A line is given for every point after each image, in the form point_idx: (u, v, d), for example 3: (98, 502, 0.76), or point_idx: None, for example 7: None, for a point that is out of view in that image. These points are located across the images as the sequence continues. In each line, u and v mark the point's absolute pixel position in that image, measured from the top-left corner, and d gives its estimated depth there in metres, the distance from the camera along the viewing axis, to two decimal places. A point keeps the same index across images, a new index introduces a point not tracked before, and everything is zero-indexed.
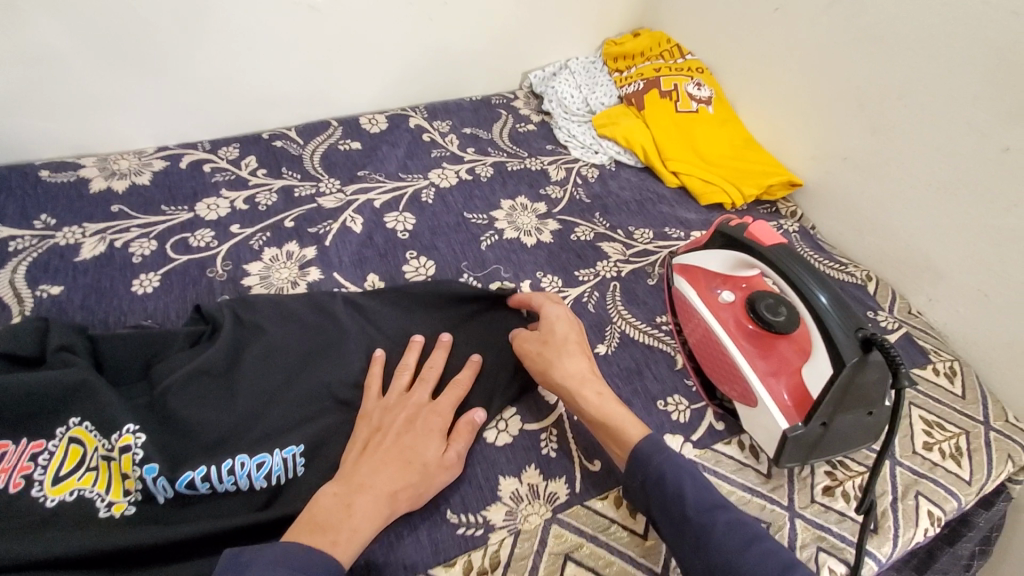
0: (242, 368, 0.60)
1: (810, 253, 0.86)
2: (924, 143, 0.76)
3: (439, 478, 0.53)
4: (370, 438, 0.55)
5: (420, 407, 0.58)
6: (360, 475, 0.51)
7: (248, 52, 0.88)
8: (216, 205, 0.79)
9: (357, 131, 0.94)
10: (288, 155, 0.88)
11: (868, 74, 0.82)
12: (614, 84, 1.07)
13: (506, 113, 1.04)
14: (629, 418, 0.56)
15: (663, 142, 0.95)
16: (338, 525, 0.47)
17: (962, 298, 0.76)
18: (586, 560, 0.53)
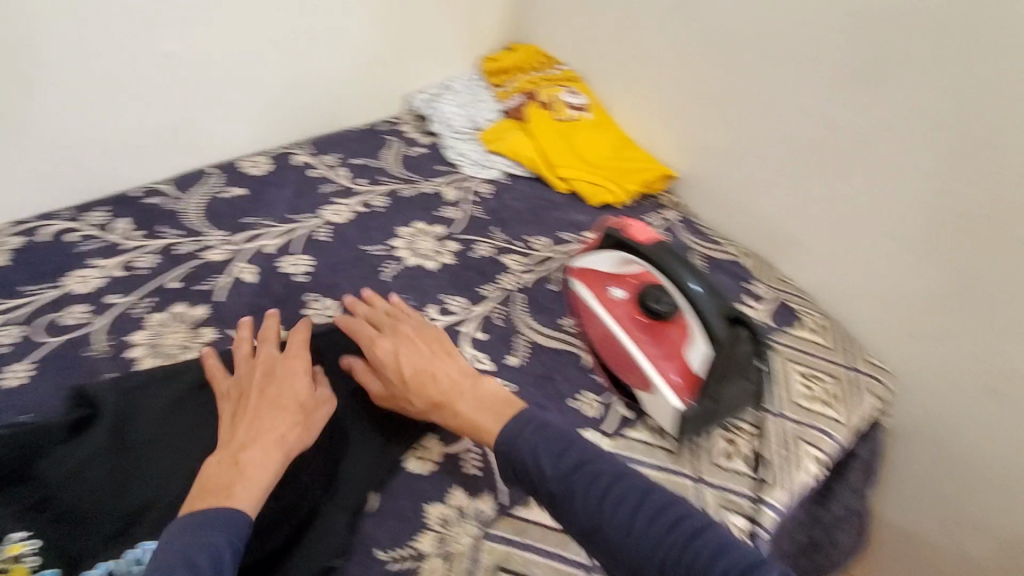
0: (138, 446, 0.56)
1: (692, 237, 0.94)
2: (768, 128, 0.87)
3: (320, 410, 0.59)
4: (235, 406, 0.56)
5: (274, 361, 0.60)
6: (241, 437, 0.53)
7: (104, 106, 0.83)
8: (88, 276, 0.74)
9: (239, 177, 0.91)
10: (166, 211, 0.84)
11: (709, 69, 0.91)
12: (496, 99, 1.10)
13: (394, 139, 1.04)
14: (489, 423, 0.55)
15: (550, 151, 0.99)
16: (231, 480, 0.49)
17: (821, 258, 0.87)
18: (515, 567, 0.58)
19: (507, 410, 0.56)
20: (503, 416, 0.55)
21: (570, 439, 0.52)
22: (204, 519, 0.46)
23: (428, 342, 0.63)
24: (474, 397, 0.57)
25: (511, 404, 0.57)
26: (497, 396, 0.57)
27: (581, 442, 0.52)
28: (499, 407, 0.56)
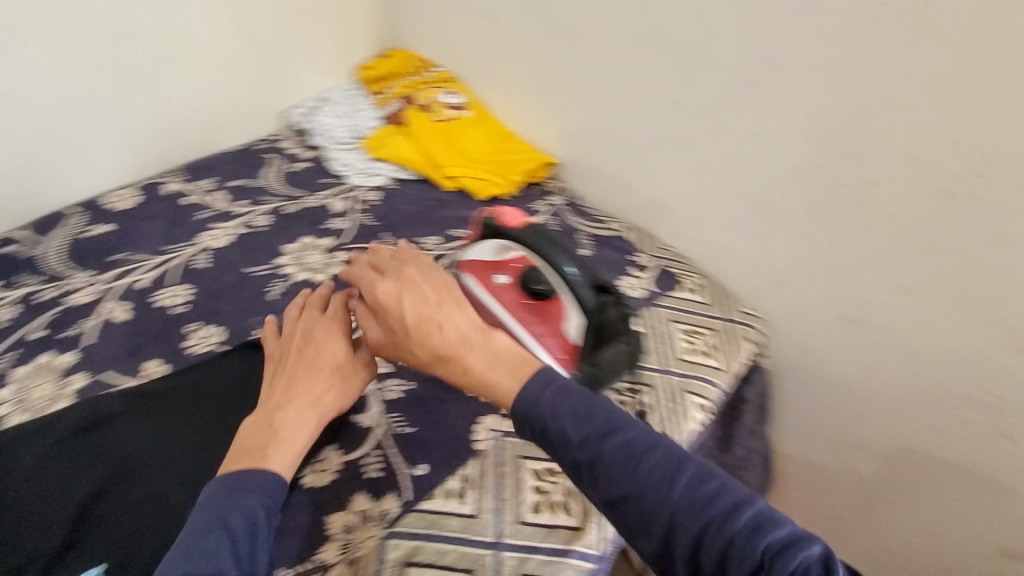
0: (166, 430, 0.77)
1: (664, 318, 1.01)
2: (722, 158, 1.01)
3: (353, 378, 0.73)
4: (278, 367, 0.73)
5: (314, 325, 0.75)
6: (278, 400, 0.69)
7: (187, 127, 1.22)
8: (143, 275, 0.97)
9: (270, 187, 1.17)
10: (145, 225, 1.05)
11: (687, 88, 1.00)
12: (376, 105, 1.33)
13: (348, 151, 1.25)
14: (502, 381, 0.59)
15: (487, 166, 1.21)
16: (265, 444, 0.65)
17: (764, 276, 1.05)
18: (424, 560, 0.67)
19: (524, 368, 0.59)
20: (517, 373, 0.58)
21: (596, 404, 0.55)
22: (243, 479, 0.61)
23: (435, 289, 0.67)
24: (486, 351, 0.61)
25: (528, 363, 0.60)
26: (510, 354, 0.61)
27: (605, 409, 0.55)
28: (514, 363, 0.60)
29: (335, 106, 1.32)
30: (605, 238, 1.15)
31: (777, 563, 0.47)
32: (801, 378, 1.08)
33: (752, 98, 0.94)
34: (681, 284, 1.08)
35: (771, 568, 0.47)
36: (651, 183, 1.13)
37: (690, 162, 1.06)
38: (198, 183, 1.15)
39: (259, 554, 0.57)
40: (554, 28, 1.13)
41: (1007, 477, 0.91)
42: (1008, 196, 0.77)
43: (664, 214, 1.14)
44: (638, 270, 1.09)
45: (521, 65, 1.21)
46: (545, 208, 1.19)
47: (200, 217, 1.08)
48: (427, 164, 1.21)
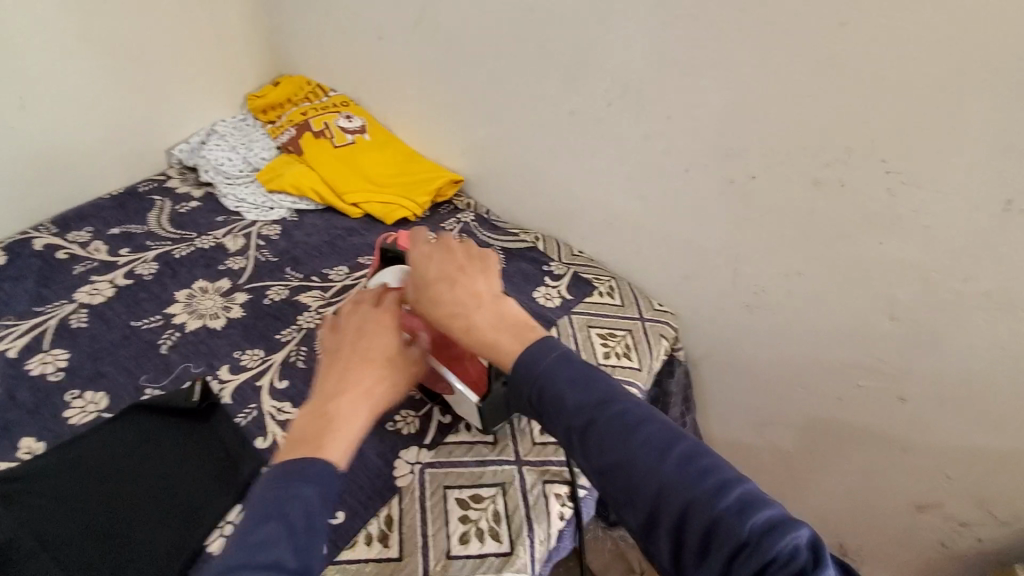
0: (51, 510, 0.69)
1: (581, 325, 1.02)
2: (618, 163, 1.04)
3: (410, 368, 0.65)
4: (333, 358, 0.62)
5: (366, 313, 0.65)
6: (333, 388, 0.59)
7: (55, 174, 1.11)
8: (10, 342, 0.87)
9: (156, 230, 1.08)
10: (10, 285, 0.95)
11: (574, 97, 1.02)
12: (270, 134, 1.27)
13: (241, 186, 1.18)
14: (504, 340, 0.61)
15: (392, 189, 1.19)
16: (321, 434, 0.55)
17: (672, 272, 1.10)
18: None
19: (527, 332, 0.61)
20: (520, 336, 0.61)
21: (595, 378, 0.57)
22: (300, 469, 0.52)
23: (466, 255, 0.67)
24: (494, 313, 0.63)
25: (532, 328, 0.62)
26: (515, 318, 0.63)
27: (605, 384, 0.56)
28: (517, 327, 0.62)
29: (224, 139, 1.25)
30: (516, 250, 1.15)
31: (763, 542, 0.45)
32: (717, 366, 1.15)
33: (638, 103, 0.96)
34: (594, 288, 1.09)
35: (758, 545, 0.45)
36: (557, 191, 1.14)
37: (590, 168, 1.07)
38: (72, 234, 1.05)
39: (315, 550, 0.49)
40: (441, 46, 1.12)
41: (903, 436, 0.97)
42: (869, 180, 0.82)
43: (574, 220, 1.16)
44: (552, 279, 1.09)
45: (415, 84, 1.20)
46: (455, 226, 1.19)
47: (76, 271, 0.98)
48: (328, 192, 1.17)
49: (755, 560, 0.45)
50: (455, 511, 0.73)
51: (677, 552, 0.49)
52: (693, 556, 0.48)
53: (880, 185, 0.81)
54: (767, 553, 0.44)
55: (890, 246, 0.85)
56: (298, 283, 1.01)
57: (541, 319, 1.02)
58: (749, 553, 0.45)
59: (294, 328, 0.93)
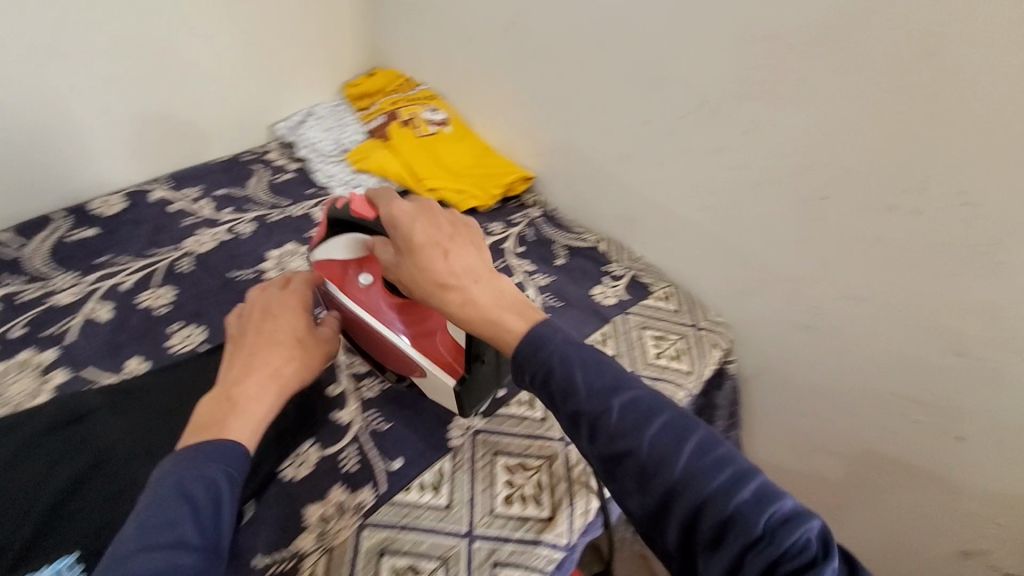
0: (153, 422, 0.75)
1: (635, 324, 1.05)
2: (689, 172, 1.07)
3: (312, 349, 0.74)
4: (242, 342, 0.71)
5: (271, 304, 0.75)
6: (235, 373, 0.66)
7: (172, 134, 1.24)
8: (125, 273, 0.95)
9: (256, 195, 1.19)
10: (128, 223, 1.05)
11: (653, 104, 1.06)
12: (361, 120, 1.37)
13: (331, 163, 1.29)
14: (507, 318, 0.62)
15: (466, 178, 1.27)
16: (229, 413, 0.62)
17: (730, 287, 1.12)
18: (397, 549, 0.68)
19: (527, 310, 0.64)
20: (522, 313, 0.63)
21: (607, 365, 0.57)
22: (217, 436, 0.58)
23: (452, 226, 0.69)
24: (490, 288, 0.65)
25: (531, 306, 0.64)
26: (511, 296, 0.65)
27: (616, 373, 0.57)
28: (519, 306, 0.64)
29: (320, 121, 1.36)
30: (578, 249, 1.20)
31: (777, 535, 0.47)
32: (765, 385, 1.16)
33: (714, 117, 1.00)
34: (651, 293, 1.12)
35: (773, 538, 0.47)
36: (622, 197, 1.19)
37: (659, 177, 1.11)
38: (184, 191, 1.16)
39: (225, 513, 0.53)
40: (531, 47, 1.18)
41: (953, 479, 0.95)
42: (943, 212, 0.82)
43: (637, 226, 1.20)
44: (610, 279, 1.14)
45: (498, 85, 1.28)
46: (522, 220, 1.24)
47: (186, 223, 1.08)
48: (408, 176, 1.26)
49: (770, 552, 0.47)
50: (502, 475, 0.77)
51: (687, 537, 0.51)
52: (704, 544, 0.49)
53: (954, 216, 0.82)
54: (781, 544, 0.47)
55: (959, 278, 0.84)
56: None
57: (596, 315, 1.06)
58: (766, 545, 0.47)
59: None
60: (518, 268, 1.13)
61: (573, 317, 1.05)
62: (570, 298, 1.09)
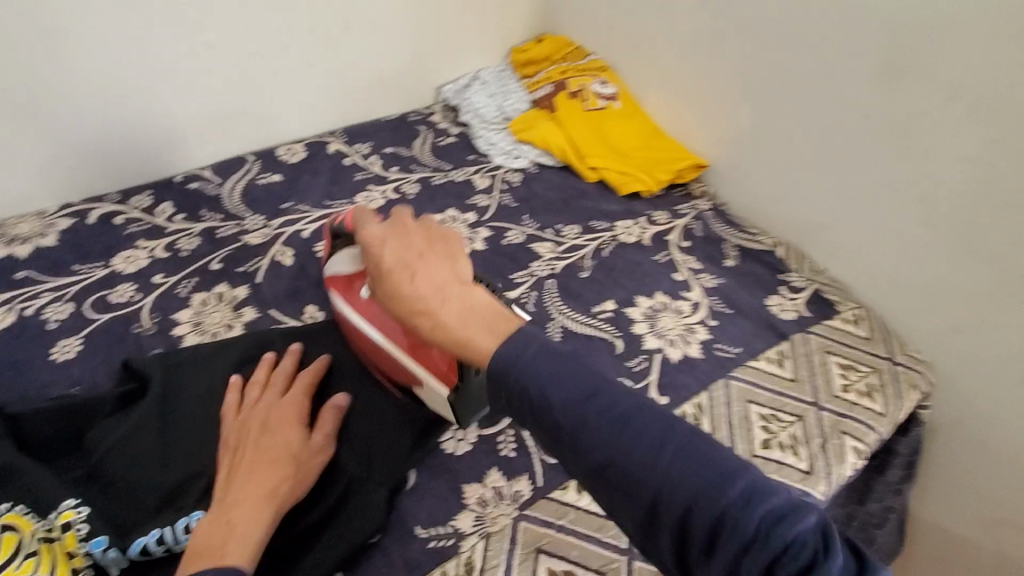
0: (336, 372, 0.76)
1: (817, 347, 0.93)
2: (916, 178, 0.90)
3: (314, 460, 0.63)
4: (232, 460, 0.61)
5: (270, 408, 0.66)
6: (231, 496, 0.57)
7: None
8: (306, 222, 0.99)
9: (421, 157, 1.19)
10: (308, 172, 1.10)
11: (886, 94, 0.90)
12: (526, 88, 1.33)
13: (492, 131, 1.26)
14: (478, 340, 0.50)
15: (632, 160, 1.18)
16: (221, 543, 0.53)
17: (939, 320, 0.95)
18: (553, 550, 0.65)
19: (501, 325, 0.51)
20: (494, 330, 0.50)
21: (571, 360, 0.47)
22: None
23: (426, 237, 0.58)
24: (461, 305, 0.53)
25: (508, 321, 0.52)
26: (487, 309, 0.53)
27: (586, 368, 0.47)
28: (492, 321, 0.51)
29: (485, 86, 1.33)
30: (752, 251, 1.08)
31: (774, 536, 0.38)
32: (961, 440, 0.98)
33: (972, 116, 0.83)
34: (837, 314, 0.99)
35: (769, 537, 0.38)
36: (814, 200, 1.04)
37: (871, 181, 0.96)
38: (356, 146, 1.18)
39: None
40: (737, 18, 1.05)
41: None
42: None
43: (826, 235, 1.05)
44: (789, 290, 1.01)
45: (685, 59, 1.16)
46: (689, 212, 1.14)
47: (358, 178, 1.11)
48: (571, 152, 1.20)
49: (766, 554, 0.37)
50: None
51: (679, 549, 0.41)
52: (698, 555, 0.40)
53: None
54: (778, 542, 0.38)
55: None
56: (533, 231, 1.06)
57: (772, 330, 0.94)
58: (761, 546, 0.38)
59: (527, 273, 0.98)
60: (683, 264, 1.03)
61: (745, 328, 0.94)
62: (742, 306, 0.97)
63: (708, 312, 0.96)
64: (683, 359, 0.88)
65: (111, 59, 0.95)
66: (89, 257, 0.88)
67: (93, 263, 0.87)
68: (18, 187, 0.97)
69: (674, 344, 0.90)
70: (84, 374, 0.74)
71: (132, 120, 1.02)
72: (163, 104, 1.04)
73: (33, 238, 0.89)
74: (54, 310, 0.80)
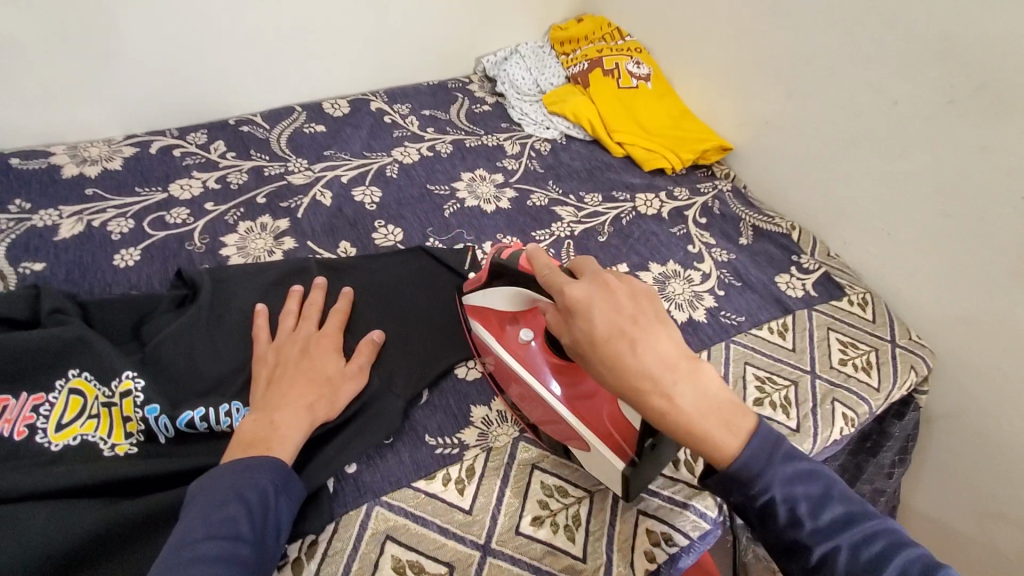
0: (365, 299, 0.82)
1: (821, 324, 0.96)
2: (935, 162, 0.92)
3: (348, 384, 0.69)
4: (272, 374, 0.67)
5: (309, 337, 0.72)
6: (273, 402, 0.63)
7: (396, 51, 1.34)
8: (345, 169, 1.06)
9: (456, 121, 1.25)
10: (350, 126, 1.17)
11: (912, 79, 0.92)
12: (562, 65, 1.38)
13: (526, 101, 1.31)
14: (716, 435, 0.52)
15: (657, 137, 1.22)
16: (265, 438, 0.59)
17: (945, 308, 0.97)
18: (546, 467, 0.71)
19: (736, 420, 0.53)
20: (731, 426, 0.52)
21: (781, 443, 0.53)
22: (252, 462, 0.56)
23: (633, 299, 0.55)
24: (695, 389, 0.52)
25: (738, 410, 0.53)
26: (716, 394, 0.53)
27: (797, 459, 0.53)
28: (725, 412, 0.53)
29: (523, 60, 1.38)
30: (766, 231, 1.11)
31: None
32: (958, 429, 1.01)
33: (996, 107, 0.84)
34: (844, 295, 1.02)
35: None
36: (834, 185, 1.07)
37: (890, 168, 0.98)
38: (396, 106, 1.25)
39: (282, 521, 0.55)
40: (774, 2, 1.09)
41: None
42: None
43: (843, 220, 1.08)
44: (799, 270, 1.04)
45: (720, 43, 1.20)
46: (710, 191, 1.17)
47: (396, 134, 1.17)
48: (599, 125, 1.24)
49: None
50: None
51: None
52: None
53: None
54: None
55: None
56: (557, 196, 1.11)
57: (779, 304, 0.98)
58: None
59: (548, 232, 1.03)
60: (698, 238, 1.07)
61: (752, 300, 0.98)
62: (751, 281, 1.01)
63: (716, 283, 1.00)
64: (688, 321, 0.92)
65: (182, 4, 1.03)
66: (150, 182, 0.96)
67: (153, 188, 0.95)
68: (91, 116, 1.06)
69: (681, 308, 0.94)
70: (141, 279, 0.82)
71: (195, 63, 1.10)
72: (225, 51, 1.12)
73: (100, 161, 0.97)
74: (117, 224, 0.88)
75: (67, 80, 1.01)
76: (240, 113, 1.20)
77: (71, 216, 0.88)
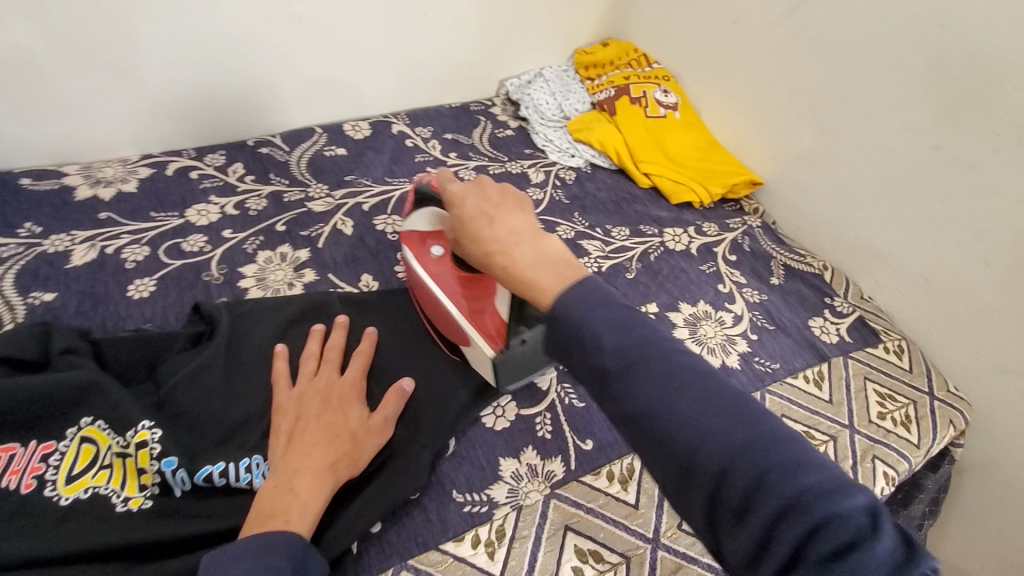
0: (389, 339, 0.79)
1: (856, 373, 0.93)
2: (976, 210, 0.89)
3: (373, 440, 0.65)
4: (293, 428, 0.63)
5: (331, 384, 0.69)
6: (293, 464, 0.59)
7: None
8: (366, 196, 1.03)
9: (479, 146, 1.22)
10: (371, 149, 1.14)
11: (955, 123, 0.89)
12: (587, 91, 1.35)
13: (550, 127, 1.28)
14: (543, 282, 0.50)
15: (685, 169, 1.19)
16: (283, 509, 0.56)
17: (984, 360, 0.93)
18: (580, 528, 0.67)
19: (567, 271, 0.51)
20: (560, 275, 0.51)
21: (628, 311, 0.47)
22: (269, 542, 0.52)
23: (504, 192, 0.59)
24: (533, 247, 0.53)
25: (572, 266, 0.52)
26: (556, 255, 0.53)
27: (641, 322, 0.46)
28: (558, 266, 0.52)
29: (547, 84, 1.35)
30: (797, 271, 1.08)
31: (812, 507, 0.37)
32: (994, 484, 0.97)
33: None
34: (880, 342, 0.98)
35: (803, 504, 0.37)
36: (868, 226, 1.04)
37: (928, 212, 0.95)
38: (418, 129, 1.22)
39: None
40: (809, 36, 1.06)
41: None
42: None
43: (878, 263, 1.04)
44: (832, 314, 1.01)
45: (752, 74, 1.18)
46: (739, 226, 1.14)
47: (418, 159, 1.14)
48: (625, 155, 1.21)
49: (799, 528, 0.37)
50: None
51: (709, 509, 0.41)
52: (730, 515, 0.39)
53: None
54: (815, 512, 0.37)
55: None
56: (583, 229, 1.08)
57: (813, 350, 0.94)
58: (797, 517, 0.37)
59: None
60: (728, 276, 1.04)
61: (785, 345, 0.94)
62: (784, 323, 0.98)
63: (749, 326, 0.96)
64: (721, 367, 0.89)
65: (204, 21, 1.00)
66: (166, 207, 0.93)
67: (170, 212, 0.92)
68: (106, 133, 1.03)
69: (714, 353, 0.91)
70: (156, 312, 0.79)
71: (215, 81, 1.07)
72: (245, 69, 1.09)
73: (115, 182, 0.94)
74: (131, 251, 0.85)
75: (83, 97, 0.98)
76: (259, 132, 1.17)
77: (84, 242, 0.85)
